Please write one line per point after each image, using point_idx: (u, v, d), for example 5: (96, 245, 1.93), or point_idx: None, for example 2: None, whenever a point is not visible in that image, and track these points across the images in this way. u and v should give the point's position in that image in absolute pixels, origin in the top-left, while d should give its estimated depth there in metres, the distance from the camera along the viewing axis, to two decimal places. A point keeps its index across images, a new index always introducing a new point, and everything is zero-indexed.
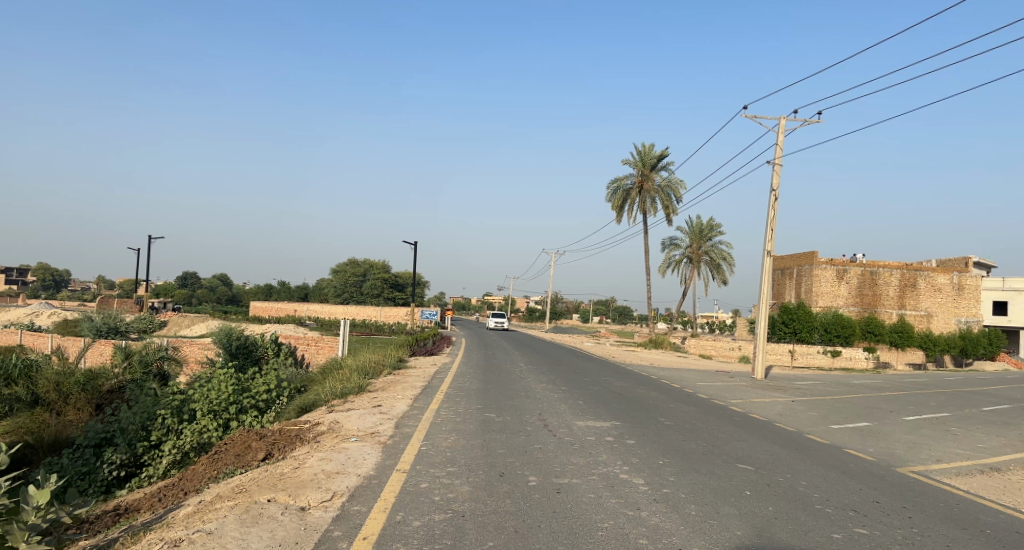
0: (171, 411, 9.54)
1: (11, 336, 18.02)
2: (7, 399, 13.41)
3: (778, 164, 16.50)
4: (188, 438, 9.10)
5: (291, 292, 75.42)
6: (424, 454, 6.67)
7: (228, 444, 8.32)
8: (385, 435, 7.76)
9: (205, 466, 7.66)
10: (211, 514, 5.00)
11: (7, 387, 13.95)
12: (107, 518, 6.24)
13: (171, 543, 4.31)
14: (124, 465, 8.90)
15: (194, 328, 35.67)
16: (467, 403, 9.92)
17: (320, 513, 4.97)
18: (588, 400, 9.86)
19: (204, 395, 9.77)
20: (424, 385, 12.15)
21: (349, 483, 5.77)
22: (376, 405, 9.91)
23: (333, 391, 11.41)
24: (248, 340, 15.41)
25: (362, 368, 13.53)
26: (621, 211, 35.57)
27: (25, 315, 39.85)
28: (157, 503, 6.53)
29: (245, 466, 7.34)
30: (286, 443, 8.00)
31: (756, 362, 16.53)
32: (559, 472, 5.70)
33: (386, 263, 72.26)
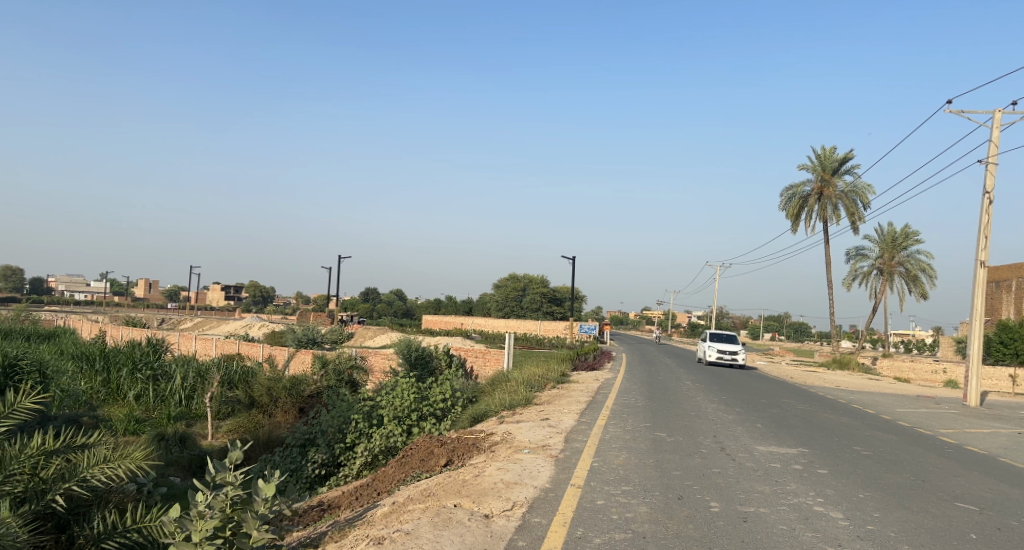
0: (364, 416, 10.40)
1: (230, 345, 20.63)
2: (230, 400, 15.44)
3: (992, 164, 14.59)
4: (378, 442, 9.87)
5: (457, 307, 79.07)
6: (597, 471, 6.67)
7: (413, 450, 8.87)
8: (556, 448, 7.86)
9: (394, 468, 8.25)
10: (406, 515, 5.38)
11: (230, 390, 16.05)
12: (315, 513, 6.94)
13: (376, 541, 4.69)
14: (324, 464, 9.87)
15: (375, 339, 38.64)
16: (636, 420, 9.76)
17: (503, 522, 5.15)
18: (768, 424, 9.29)
19: (389, 402, 10.53)
20: (589, 400, 12.13)
21: (527, 494, 5.91)
22: (544, 418, 10.10)
23: (503, 402, 11.76)
24: (425, 351, 16.37)
25: (529, 381, 13.83)
26: (798, 220, 33.39)
27: (237, 327, 45.54)
28: (355, 501, 7.15)
29: (430, 471, 7.80)
30: (465, 451, 8.37)
31: (969, 387, 14.60)
32: (744, 500, 5.44)
33: (546, 279, 73.51)
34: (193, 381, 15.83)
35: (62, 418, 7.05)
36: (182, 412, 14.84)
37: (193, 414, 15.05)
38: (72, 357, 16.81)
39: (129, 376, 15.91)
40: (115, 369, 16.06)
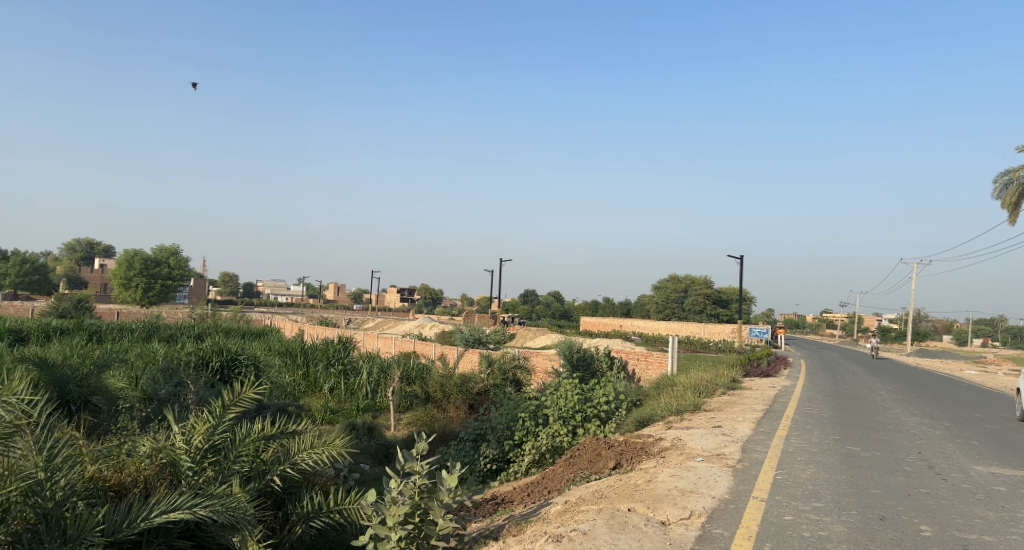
0: (530, 414, 10.60)
1: (407, 344, 21.98)
2: (409, 395, 16.49)
3: None
4: (545, 441, 10.00)
5: (616, 309, 78.39)
6: (781, 484, 6.26)
7: (580, 450, 8.85)
8: (733, 458, 7.48)
9: (563, 468, 8.30)
10: (581, 515, 5.38)
11: (408, 385, 17.15)
12: (489, 506, 7.18)
13: (554, 538, 4.75)
14: (495, 459, 10.19)
15: (537, 340, 39.43)
16: (822, 432, 9.04)
17: (682, 530, 5.00)
18: (985, 442, 8.16)
19: (554, 402, 10.62)
20: (766, 408, 11.43)
21: (706, 503, 5.68)
22: (717, 425, 9.67)
23: (669, 407, 11.43)
24: (588, 353, 16.37)
25: (697, 387, 13.30)
26: (1016, 209, 29.21)
27: (409, 327, 48.67)
28: (527, 498, 7.30)
29: (599, 473, 7.76)
30: (634, 455, 8.23)
31: None
32: (963, 526, 4.83)
33: (711, 279, 70.67)
34: (376, 376, 17.09)
35: (274, 406, 7.94)
36: (367, 404, 16.10)
37: (377, 407, 16.26)
38: (278, 353, 18.89)
39: (324, 370, 17.56)
40: (312, 364, 17.82)
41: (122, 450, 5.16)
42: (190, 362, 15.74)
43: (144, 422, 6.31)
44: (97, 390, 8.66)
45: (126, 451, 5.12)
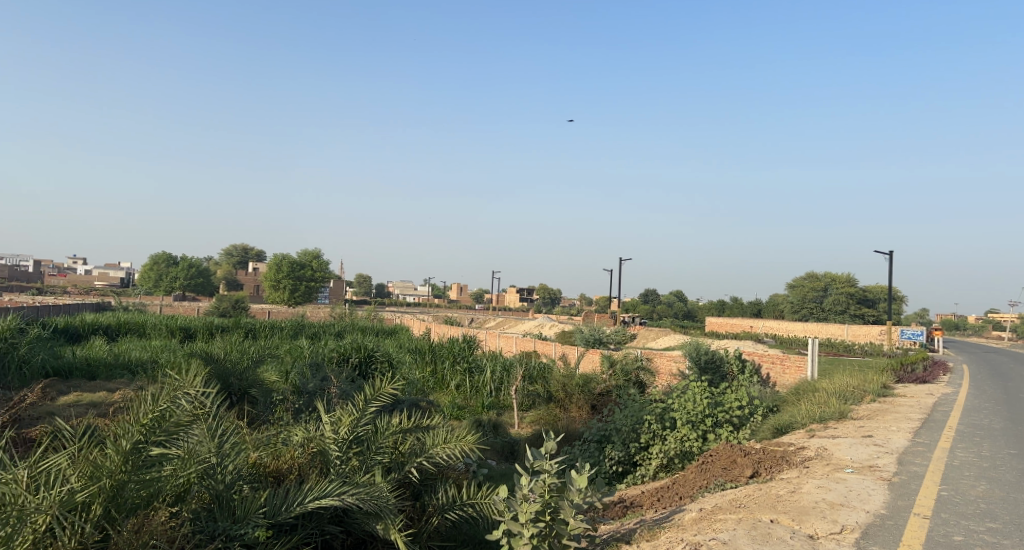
0: (658, 417, 10.26)
1: (529, 344, 22.16)
2: (532, 394, 16.65)
3: None
4: (673, 445, 9.69)
5: (746, 309, 75.05)
6: (947, 501, 5.68)
7: (713, 456, 8.46)
8: (887, 471, 6.89)
9: (695, 474, 7.98)
10: (719, 523, 5.16)
11: (531, 384, 17.32)
12: (619, 509, 7.07)
13: (692, 546, 4.58)
14: (621, 462, 10.00)
15: (661, 340, 38.56)
16: (993, 445, 8.12)
17: (833, 546, 4.65)
18: None
19: (682, 405, 10.21)
20: (923, 418, 10.44)
21: (859, 519, 5.25)
22: (867, 435, 8.95)
23: (809, 414, 10.72)
24: (717, 356, 15.73)
25: (841, 393, 12.38)
26: None
27: (531, 327, 49.21)
28: (657, 503, 7.11)
29: (735, 481, 7.41)
30: (773, 464, 7.78)
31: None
32: None
33: (853, 277, 65.84)
34: (500, 374, 17.36)
35: (408, 401, 8.26)
36: (492, 402, 16.42)
37: (502, 404, 16.54)
38: (409, 350, 19.71)
39: (450, 367, 18.11)
40: (440, 361, 18.43)
41: (279, 438, 5.58)
42: (331, 358, 16.81)
43: (297, 413, 6.79)
44: (255, 382, 9.44)
45: (282, 440, 5.52)
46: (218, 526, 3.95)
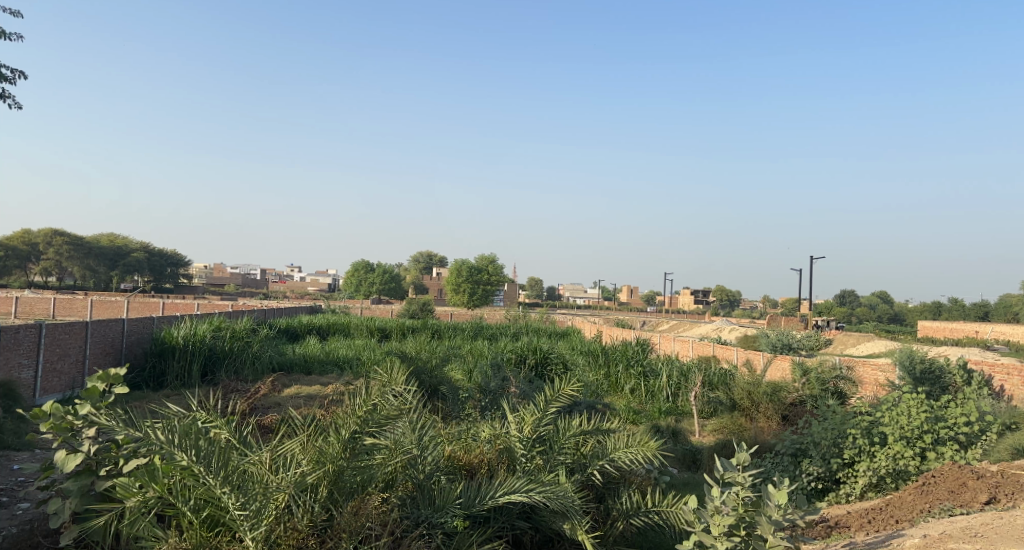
0: (864, 431, 9.27)
1: (708, 348, 21.24)
2: (714, 401, 15.91)
3: None
4: (884, 463, 8.72)
5: (966, 312, 65.92)
6: None
7: (937, 477, 7.48)
8: None
9: (913, 496, 7.10)
10: None
11: (713, 391, 16.57)
12: (822, 529, 6.51)
13: None
14: (821, 478, 9.19)
15: (862, 347, 35.03)
16: None
17: None
18: None
19: (894, 419, 9.13)
20: None
21: None
22: None
23: None
24: (935, 364, 13.91)
25: None
26: None
27: (711, 330, 47.18)
28: (867, 525, 6.45)
29: (965, 508, 6.50)
30: (1016, 491, 6.71)
31: None
32: None
33: None
34: (680, 379, 16.78)
35: (586, 404, 8.26)
36: (671, 407, 15.94)
37: (681, 411, 15.99)
38: (583, 353, 19.76)
39: (624, 371, 17.86)
40: (614, 364, 18.24)
41: (468, 434, 5.83)
42: (511, 359, 17.34)
43: (483, 410, 7.08)
44: (443, 380, 10.01)
45: (471, 436, 5.77)
46: (422, 514, 4.25)
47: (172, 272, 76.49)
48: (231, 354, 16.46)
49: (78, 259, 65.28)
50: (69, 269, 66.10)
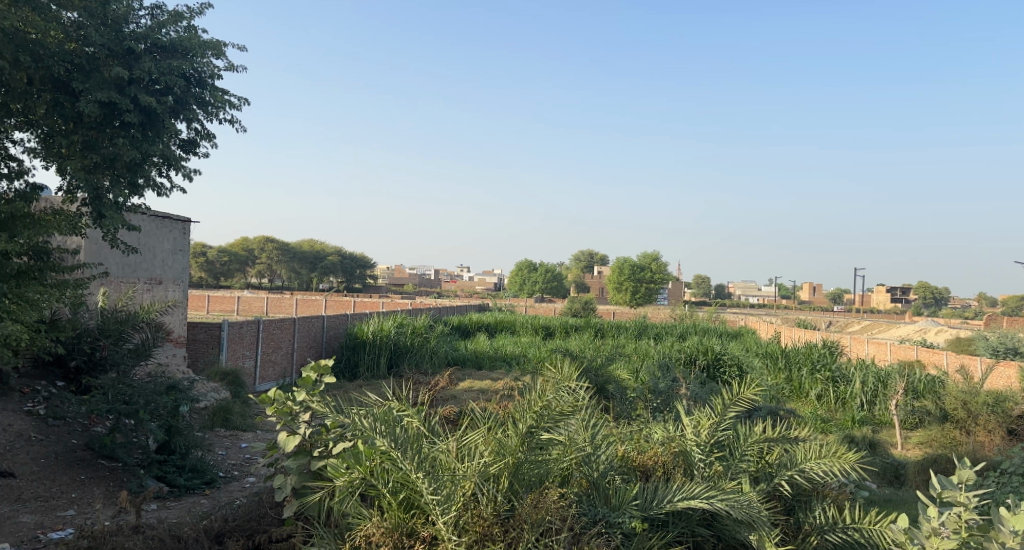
0: None
1: (909, 351, 19.08)
2: (920, 411, 14.26)
3: None
4: None
5: None
6: None
7: None
8: None
9: None
10: None
11: (918, 400, 14.85)
12: None
13: None
14: None
15: None
16: None
17: None
18: None
19: None
20: None
21: None
22: None
23: None
24: None
25: None
26: None
27: (911, 332, 42.39)
28: None
29: None
30: None
31: None
32: None
33: None
34: (875, 386, 15.23)
35: (768, 409, 7.77)
36: (865, 416, 14.55)
37: (878, 420, 14.54)
38: (760, 354, 18.66)
39: (809, 375, 16.57)
40: (796, 368, 17.00)
41: (641, 435, 5.67)
42: (680, 360, 16.78)
43: (655, 410, 6.89)
44: (612, 380, 9.91)
45: (644, 437, 5.58)
46: (600, 512, 4.24)
47: (360, 273, 83.43)
48: (413, 349, 17.63)
49: (283, 262, 73.74)
50: (276, 271, 74.70)
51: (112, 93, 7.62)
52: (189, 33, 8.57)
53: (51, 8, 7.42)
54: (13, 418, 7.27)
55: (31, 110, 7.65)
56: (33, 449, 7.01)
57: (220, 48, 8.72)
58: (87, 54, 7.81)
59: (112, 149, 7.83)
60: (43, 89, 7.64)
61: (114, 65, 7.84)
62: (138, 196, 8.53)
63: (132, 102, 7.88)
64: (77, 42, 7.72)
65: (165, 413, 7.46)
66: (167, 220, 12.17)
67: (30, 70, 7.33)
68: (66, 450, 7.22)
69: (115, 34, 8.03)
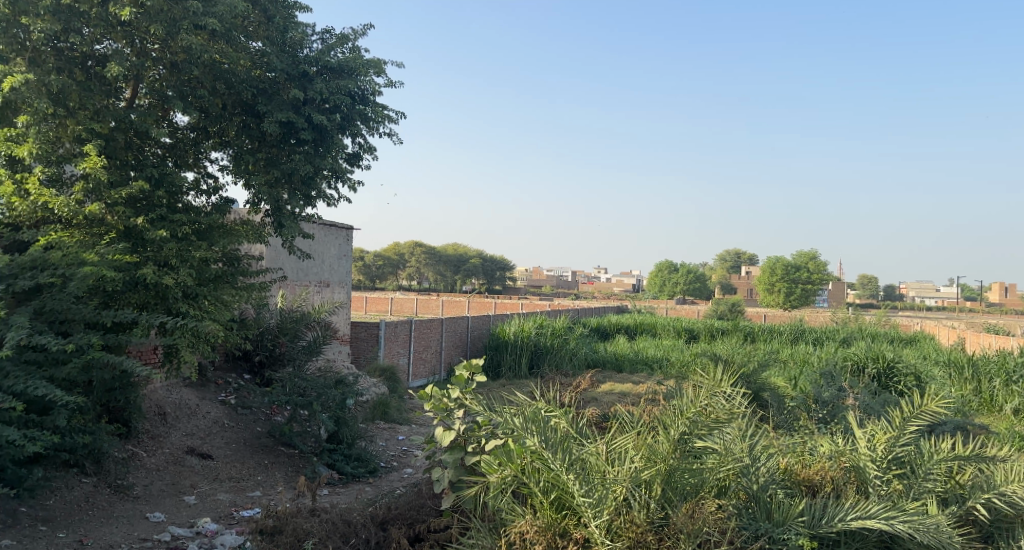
0: None
1: None
2: None
3: None
4: None
5: None
6: None
7: None
8: None
9: None
10: None
11: None
12: None
13: None
14: None
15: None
16: None
17: None
18: None
19: None
20: None
21: None
22: None
23: None
24: None
25: None
26: None
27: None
28: None
29: None
30: None
31: None
32: None
33: None
34: None
35: (953, 425, 7.00)
36: None
37: None
38: (941, 363, 16.84)
39: (1003, 387, 14.71)
40: (986, 379, 15.16)
41: (805, 447, 5.30)
42: (845, 367, 15.52)
43: (820, 422, 6.43)
44: (768, 387, 9.35)
45: (808, 450, 5.21)
46: (761, 527, 4.02)
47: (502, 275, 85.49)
48: (557, 351, 17.77)
49: (431, 265, 77.31)
50: (424, 274, 78.47)
51: (290, 113, 8.36)
52: (353, 53, 9.22)
53: (241, 39, 8.29)
54: (210, 406, 8.19)
55: (225, 132, 8.57)
56: (227, 434, 7.86)
57: (380, 66, 9.29)
58: (269, 79, 8.64)
59: (289, 165, 8.61)
60: (233, 113, 8.54)
61: (291, 87, 8.62)
62: (311, 207, 9.31)
63: (306, 121, 8.60)
64: (261, 69, 8.56)
65: (334, 405, 8.06)
66: (332, 228, 13.15)
67: (224, 96, 8.23)
68: (252, 436, 8.03)
69: (292, 59, 8.82)
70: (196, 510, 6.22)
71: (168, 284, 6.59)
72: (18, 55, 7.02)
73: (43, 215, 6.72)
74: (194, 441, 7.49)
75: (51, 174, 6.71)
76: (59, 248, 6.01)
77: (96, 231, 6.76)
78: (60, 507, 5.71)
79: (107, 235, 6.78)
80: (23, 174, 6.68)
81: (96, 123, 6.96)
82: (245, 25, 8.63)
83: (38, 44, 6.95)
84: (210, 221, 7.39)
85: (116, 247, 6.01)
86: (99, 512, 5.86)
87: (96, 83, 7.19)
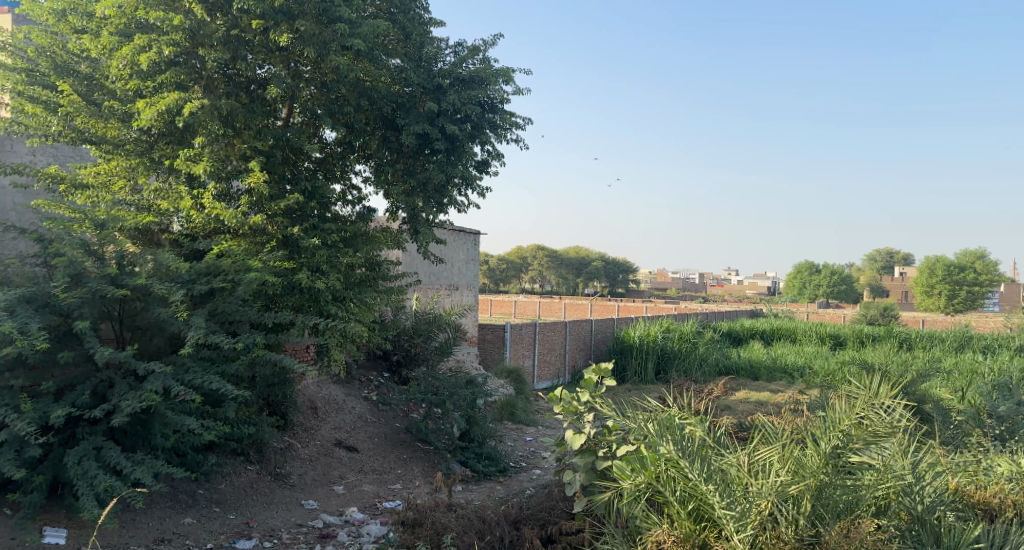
0: None
1: None
2: None
3: None
4: None
5: None
6: None
7: None
8: None
9: None
10: None
11: None
12: None
13: None
14: None
15: None
16: None
17: None
18: None
19: None
20: None
21: None
22: None
23: None
24: None
25: None
26: None
27: None
28: None
29: None
30: None
31: None
32: None
33: None
34: None
35: None
36: None
37: None
38: None
39: None
40: None
41: (977, 466, 4.79)
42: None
43: (995, 440, 5.78)
44: (930, 399, 8.53)
45: (981, 470, 4.70)
46: None
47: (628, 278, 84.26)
48: (686, 355, 17.25)
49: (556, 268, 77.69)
50: (549, 277, 79.00)
51: (426, 125, 8.74)
52: (484, 63, 9.48)
53: (382, 58, 8.78)
54: (355, 402, 8.72)
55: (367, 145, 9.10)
56: (370, 429, 8.32)
57: (509, 75, 9.45)
58: (407, 94, 9.08)
59: (425, 174, 9.00)
60: (375, 127, 9.04)
61: (426, 100, 9.01)
62: (444, 213, 9.66)
63: (440, 132, 8.95)
64: (400, 84, 9.01)
65: (466, 404, 8.32)
66: (463, 233, 13.57)
67: (366, 112, 8.75)
68: (392, 432, 8.45)
69: (428, 73, 9.20)
70: (345, 499, 6.64)
71: (319, 288, 7.09)
72: (195, 83, 7.67)
73: (215, 226, 7.44)
74: (341, 435, 7.99)
75: (222, 189, 7.42)
76: (230, 255, 6.65)
77: (259, 240, 7.41)
78: (231, 491, 6.29)
79: (267, 243, 7.40)
80: (198, 190, 7.44)
81: (259, 141, 7.62)
82: (385, 44, 9.12)
83: (211, 72, 7.71)
84: (354, 229, 7.87)
85: (275, 255, 6.55)
86: (261, 497, 6.39)
87: (257, 105, 7.87)
